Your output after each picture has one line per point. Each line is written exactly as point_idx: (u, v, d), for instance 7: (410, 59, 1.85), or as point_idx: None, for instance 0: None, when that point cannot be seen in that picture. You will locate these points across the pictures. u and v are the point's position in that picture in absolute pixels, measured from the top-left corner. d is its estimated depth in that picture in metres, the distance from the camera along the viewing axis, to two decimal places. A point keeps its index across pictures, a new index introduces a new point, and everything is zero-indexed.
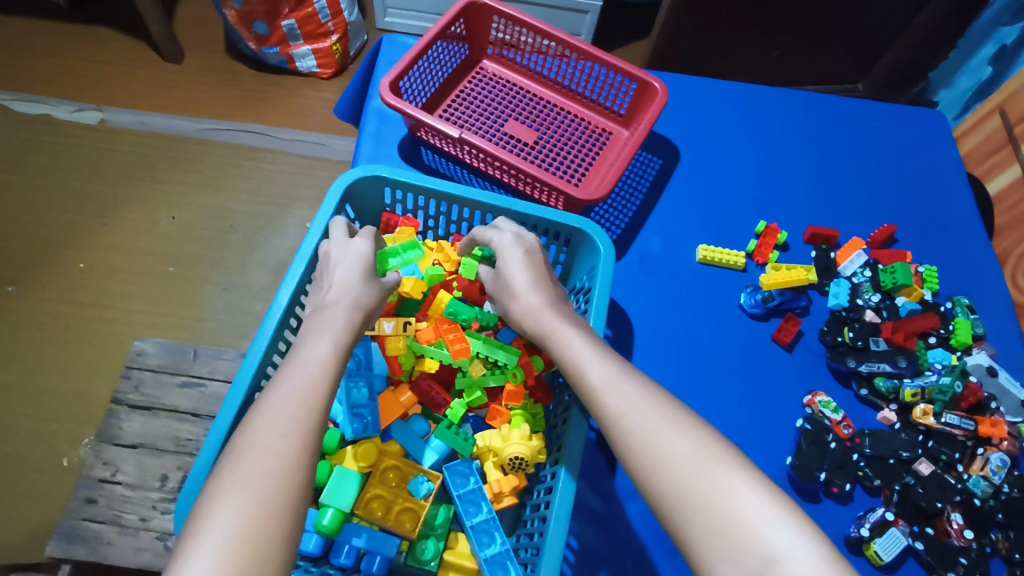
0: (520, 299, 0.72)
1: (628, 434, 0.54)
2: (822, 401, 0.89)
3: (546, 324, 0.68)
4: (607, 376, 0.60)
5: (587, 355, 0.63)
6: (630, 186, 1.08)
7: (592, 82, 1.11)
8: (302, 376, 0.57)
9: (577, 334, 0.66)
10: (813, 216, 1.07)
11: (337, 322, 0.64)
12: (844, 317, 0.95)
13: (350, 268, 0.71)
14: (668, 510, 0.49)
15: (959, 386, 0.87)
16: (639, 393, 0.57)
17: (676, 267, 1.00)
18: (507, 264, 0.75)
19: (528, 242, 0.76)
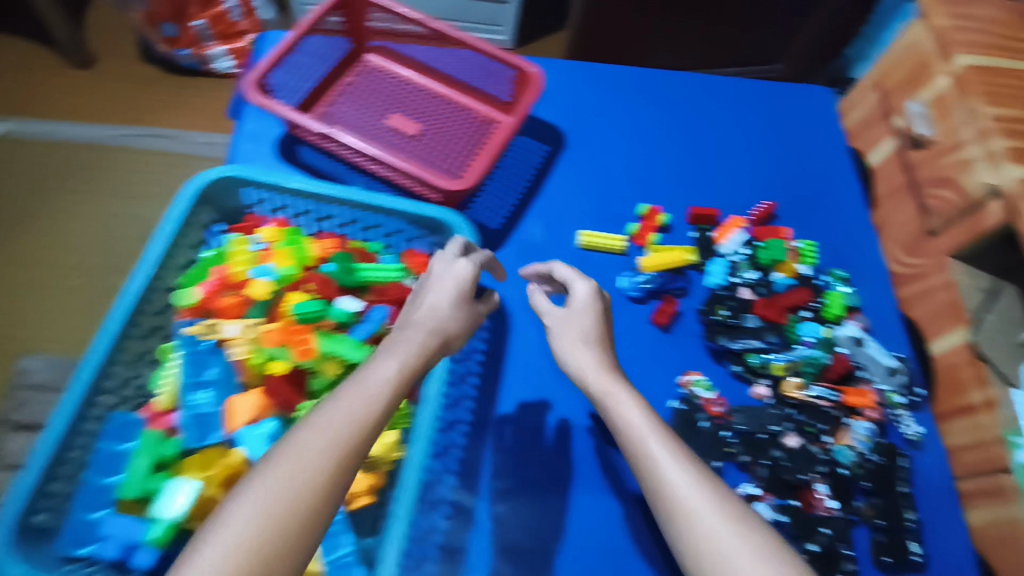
0: (579, 352, 0.75)
1: (707, 497, 0.58)
2: (695, 380, 0.90)
3: (605, 385, 0.71)
4: (668, 452, 0.63)
5: (648, 428, 0.65)
6: (512, 174, 1.06)
7: (475, 71, 1.08)
8: (357, 400, 0.56)
9: (637, 400, 0.69)
10: (696, 198, 1.07)
11: (423, 344, 0.64)
12: (720, 296, 0.96)
13: (452, 291, 0.71)
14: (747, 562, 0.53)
15: (827, 357, 0.89)
16: (695, 463, 0.62)
17: (555, 255, 0.99)
18: (576, 314, 0.79)
19: (598, 294, 0.81)
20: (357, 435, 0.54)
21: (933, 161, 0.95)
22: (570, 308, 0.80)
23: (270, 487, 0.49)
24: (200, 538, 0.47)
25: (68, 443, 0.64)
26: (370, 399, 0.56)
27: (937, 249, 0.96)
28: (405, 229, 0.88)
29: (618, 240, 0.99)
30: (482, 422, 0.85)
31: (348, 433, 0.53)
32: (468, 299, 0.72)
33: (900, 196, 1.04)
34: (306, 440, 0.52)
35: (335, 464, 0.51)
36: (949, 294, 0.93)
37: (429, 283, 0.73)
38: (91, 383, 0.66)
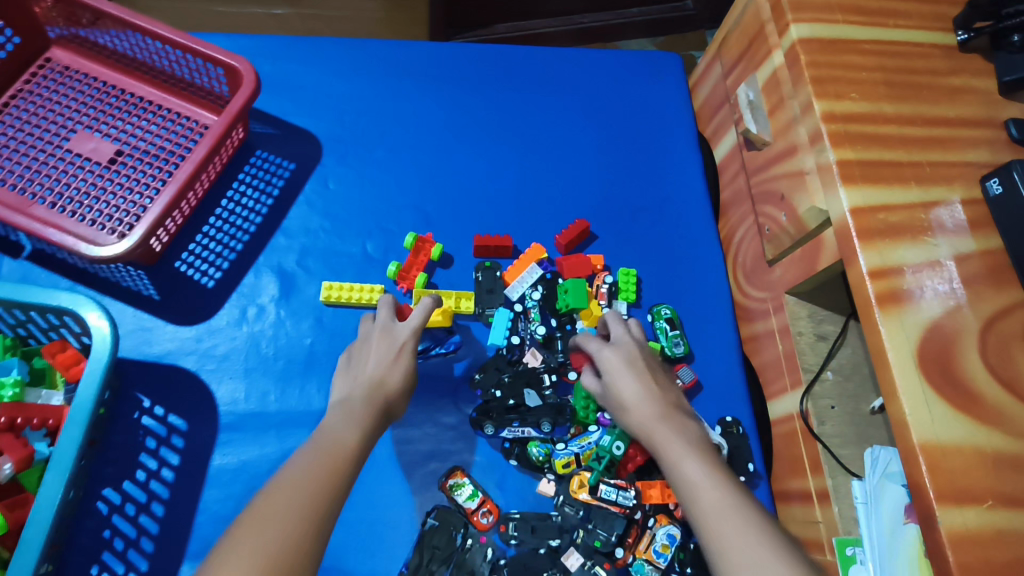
0: (631, 413, 0.61)
1: (748, 530, 0.47)
2: (455, 483, 0.69)
3: (657, 440, 0.58)
4: (723, 502, 0.50)
5: (698, 482, 0.52)
6: (241, 205, 0.81)
7: (182, 68, 0.83)
8: (327, 454, 0.52)
9: (693, 450, 0.56)
10: (489, 220, 0.84)
11: (360, 416, 0.57)
12: (500, 362, 0.74)
13: (386, 358, 0.63)
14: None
15: (620, 448, 0.67)
16: (737, 496, 0.50)
17: (289, 317, 0.77)
18: (613, 375, 0.64)
19: (630, 348, 0.66)
20: (332, 495, 0.49)
21: (770, 167, 0.73)
22: (605, 374, 0.64)
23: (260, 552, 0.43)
24: None
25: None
26: (303, 464, 0.50)
27: (775, 281, 0.75)
28: (31, 317, 0.64)
29: (372, 291, 0.77)
30: (162, 569, 0.64)
31: (320, 501, 0.48)
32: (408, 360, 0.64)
33: (741, 205, 0.82)
34: (275, 506, 0.46)
35: (316, 536, 0.46)
36: (785, 341, 0.73)
37: (367, 348, 0.65)
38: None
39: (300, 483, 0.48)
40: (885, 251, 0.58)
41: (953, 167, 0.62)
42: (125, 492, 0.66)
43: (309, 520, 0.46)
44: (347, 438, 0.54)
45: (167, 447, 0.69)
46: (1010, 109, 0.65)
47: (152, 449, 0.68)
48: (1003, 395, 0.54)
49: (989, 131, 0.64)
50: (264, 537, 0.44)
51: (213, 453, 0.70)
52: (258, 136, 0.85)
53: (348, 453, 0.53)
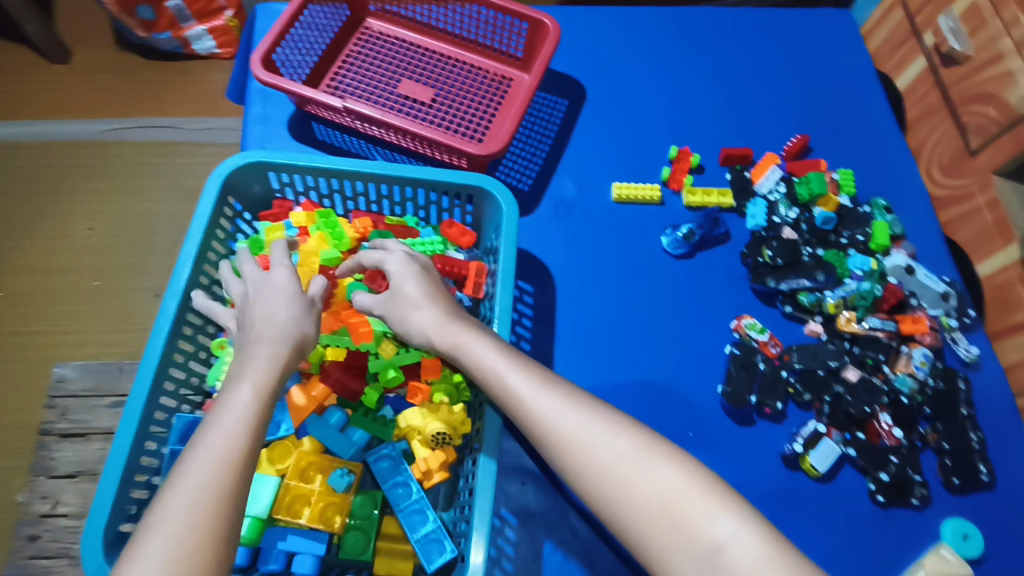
0: (420, 312, 0.68)
1: (619, 452, 0.54)
2: (748, 323, 0.88)
3: (453, 336, 0.65)
4: (530, 390, 0.59)
5: (502, 364, 0.62)
6: (535, 132, 1.03)
7: (483, 27, 1.05)
8: (216, 427, 0.52)
9: (483, 336, 0.65)
10: (728, 136, 1.04)
11: (263, 364, 0.58)
12: (763, 237, 0.94)
13: (270, 299, 0.63)
14: (659, 494, 0.51)
15: (879, 289, 0.88)
16: (610, 435, 0.55)
17: (586, 210, 0.97)
18: (401, 286, 0.70)
19: (417, 259, 0.72)
20: (225, 472, 0.49)
21: (972, 77, 0.94)
22: (392, 287, 0.70)
23: (161, 551, 0.45)
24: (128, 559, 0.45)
25: (138, 446, 0.65)
26: (197, 456, 0.50)
27: (978, 166, 0.94)
28: (437, 199, 0.87)
29: (654, 189, 0.97)
30: None
31: (210, 482, 0.48)
32: (303, 295, 0.64)
33: (935, 116, 1.02)
34: (184, 477, 0.49)
35: (213, 524, 0.46)
36: (995, 212, 0.92)
37: (252, 299, 0.65)
38: (157, 373, 0.67)
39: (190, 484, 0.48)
40: None
41: None
42: None
43: (203, 522, 0.46)
44: (239, 401, 0.54)
45: (523, 302, 0.90)
46: None
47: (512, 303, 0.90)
48: None
49: None
50: (177, 535, 0.45)
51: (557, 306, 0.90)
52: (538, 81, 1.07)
53: (229, 434, 0.51)
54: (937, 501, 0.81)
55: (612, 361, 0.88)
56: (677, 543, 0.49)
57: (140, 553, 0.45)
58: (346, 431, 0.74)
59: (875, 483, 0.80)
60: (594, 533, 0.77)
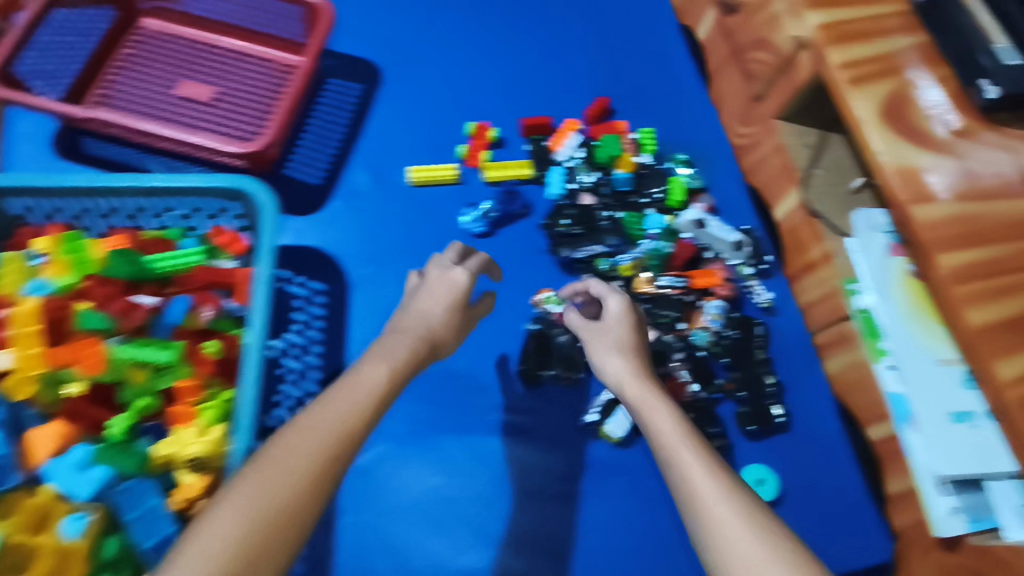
0: (612, 361, 0.70)
1: (697, 459, 0.56)
2: (546, 297, 0.87)
3: (639, 395, 0.65)
4: (698, 464, 0.56)
5: (676, 438, 0.59)
6: (328, 121, 0.98)
7: (259, 14, 0.98)
8: (349, 401, 0.56)
9: (672, 412, 0.63)
10: (527, 107, 1.01)
11: (394, 353, 0.63)
12: (561, 206, 0.92)
13: (442, 295, 0.70)
14: (717, 502, 0.52)
15: (668, 247, 0.88)
16: (703, 448, 0.58)
17: (383, 199, 0.94)
18: (610, 326, 0.73)
19: (634, 310, 0.75)
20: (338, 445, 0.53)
21: (748, 23, 0.93)
22: (603, 322, 0.74)
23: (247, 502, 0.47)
24: (185, 540, 0.46)
25: None
26: (312, 424, 0.53)
27: (764, 113, 0.95)
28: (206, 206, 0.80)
29: (449, 169, 0.94)
30: (332, 388, 0.82)
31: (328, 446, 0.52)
32: (462, 308, 0.70)
33: (728, 66, 1.02)
34: (294, 448, 0.51)
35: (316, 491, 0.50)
36: (781, 156, 0.93)
37: (420, 288, 0.71)
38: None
39: (280, 465, 0.49)
40: (849, 50, 0.77)
41: None
42: (287, 341, 0.83)
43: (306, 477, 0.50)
44: (363, 389, 0.58)
45: (312, 304, 0.85)
46: None
47: (301, 306, 0.85)
48: (954, 138, 0.74)
49: None
50: (267, 488, 0.48)
51: (350, 300, 0.87)
52: (329, 68, 1.01)
53: (334, 428, 0.53)
54: (735, 450, 0.83)
55: None
56: (751, 567, 0.48)
57: (234, 492, 0.48)
58: (88, 468, 0.64)
59: None
60: (390, 532, 0.75)
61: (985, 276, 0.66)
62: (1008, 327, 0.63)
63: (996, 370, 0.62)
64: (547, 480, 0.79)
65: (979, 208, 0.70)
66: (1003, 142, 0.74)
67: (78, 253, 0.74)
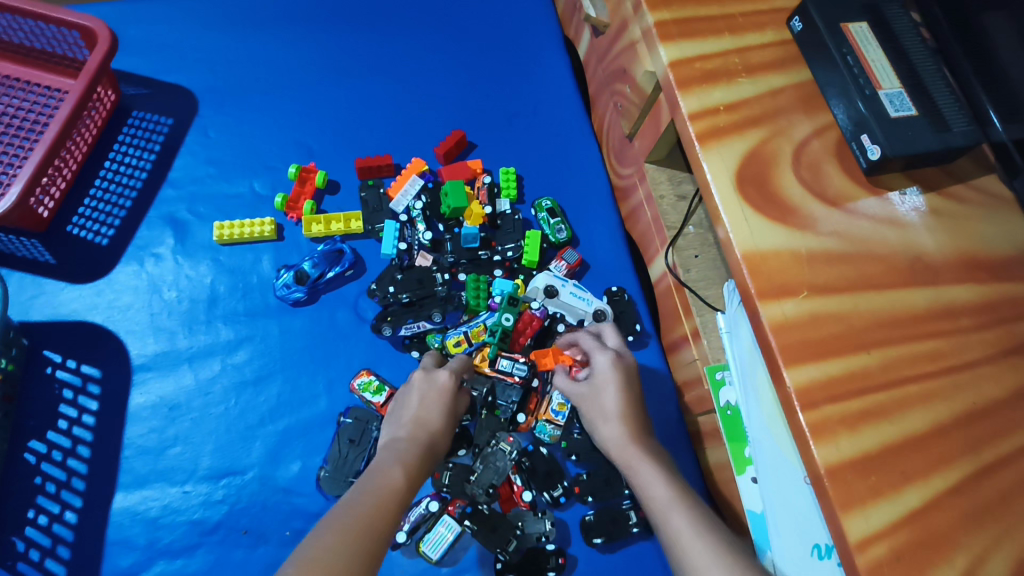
0: (608, 427, 0.62)
1: (691, 522, 0.52)
2: (363, 383, 0.74)
3: (631, 459, 0.59)
4: (693, 529, 0.51)
5: (672, 505, 0.54)
6: (126, 163, 0.83)
7: (36, 37, 0.83)
8: (372, 495, 0.52)
9: (667, 474, 0.57)
10: (368, 143, 0.87)
11: (405, 452, 0.57)
12: (392, 268, 0.79)
13: (428, 396, 0.63)
14: (714, 569, 0.48)
15: (508, 319, 0.73)
16: (704, 512, 0.54)
17: (186, 260, 0.80)
18: (600, 388, 0.64)
19: (626, 362, 0.66)
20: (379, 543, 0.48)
21: (614, 47, 0.78)
22: (590, 383, 0.65)
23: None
24: None
25: None
26: (350, 517, 0.49)
27: (635, 154, 0.80)
28: None
29: (263, 224, 0.79)
30: (98, 502, 0.68)
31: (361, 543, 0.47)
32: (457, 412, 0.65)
33: (604, 93, 0.87)
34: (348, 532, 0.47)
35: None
36: (652, 208, 0.79)
37: (405, 393, 0.65)
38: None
39: (343, 532, 0.47)
40: (703, 95, 0.64)
41: (763, 16, 0.68)
42: (49, 442, 0.70)
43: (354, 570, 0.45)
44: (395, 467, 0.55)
45: (85, 395, 0.72)
46: None
47: (69, 399, 0.72)
48: (825, 210, 0.60)
49: None
50: None
51: (131, 392, 0.73)
52: (132, 98, 0.86)
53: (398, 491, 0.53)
54: (581, 567, 0.70)
55: (203, 452, 0.72)
56: None
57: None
58: None
59: (501, 557, 0.68)
60: None
61: (841, 398, 0.53)
62: (863, 469, 0.51)
63: (845, 528, 0.50)
64: None
65: (843, 304, 0.56)
66: (885, 213, 0.60)
67: None
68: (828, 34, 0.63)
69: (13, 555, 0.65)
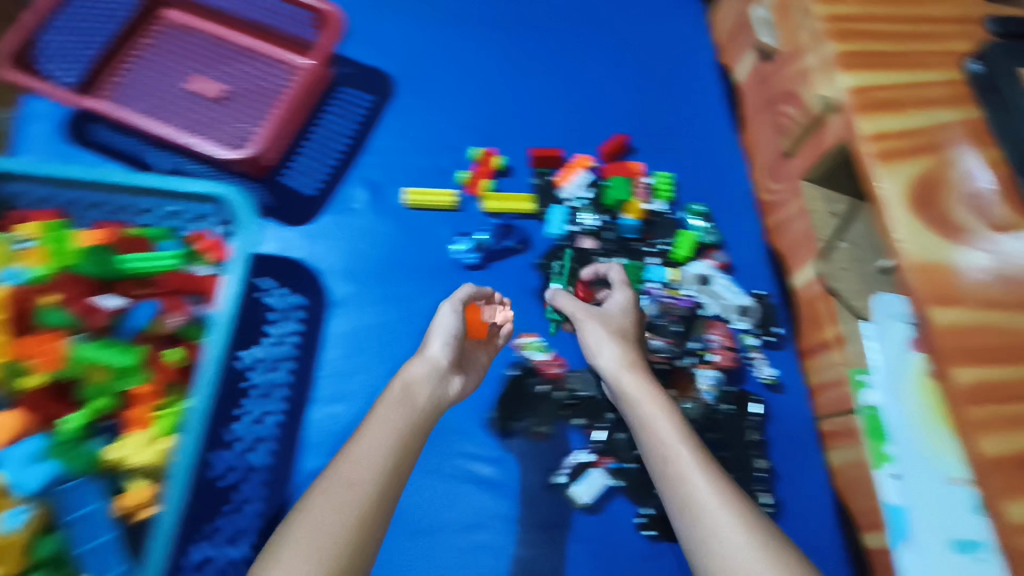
0: (604, 355, 0.69)
1: (695, 456, 0.58)
2: (530, 342, 0.83)
3: (627, 393, 0.65)
4: (699, 459, 0.58)
5: (681, 436, 0.60)
6: (333, 133, 0.95)
7: (279, 18, 0.98)
8: (386, 446, 0.55)
9: (672, 411, 0.63)
10: (541, 136, 0.97)
11: (415, 395, 0.60)
12: (559, 248, 0.88)
13: (445, 333, 0.66)
14: (704, 509, 0.54)
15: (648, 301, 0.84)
16: (701, 450, 0.59)
17: (378, 217, 0.91)
18: (612, 314, 0.74)
19: (636, 311, 0.75)
20: (387, 495, 0.53)
21: (780, 74, 0.86)
22: (604, 310, 0.74)
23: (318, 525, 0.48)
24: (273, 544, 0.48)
25: None
26: (348, 472, 0.52)
27: (792, 171, 0.87)
28: (207, 214, 0.80)
29: (448, 195, 0.90)
30: (297, 409, 0.79)
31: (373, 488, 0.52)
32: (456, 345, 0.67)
33: (761, 114, 0.95)
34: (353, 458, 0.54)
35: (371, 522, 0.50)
36: (804, 221, 0.85)
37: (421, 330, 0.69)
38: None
39: (350, 486, 0.51)
40: (880, 120, 0.71)
41: (938, 56, 0.75)
42: (254, 353, 0.79)
43: (360, 511, 0.50)
44: (392, 423, 0.57)
45: (290, 320, 0.83)
46: (983, 8, 0.77)
47: (276, 319, 0.82)
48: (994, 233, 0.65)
49: (971, 25, 0.76)
50: (317, 534, 0.48)
51: (327, 323, 0.84)
52: (341, 76, 0.99)
53: (384, 459, 0.54)
54: None
55: (383, 383, 0.81)
56: None
57: (307, 517, 0.49)
58: (37, 463, 0.63)
59: (645, 512, 0.76)
60: None
61: (1001, 402, 0.58)
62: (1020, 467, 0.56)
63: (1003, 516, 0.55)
64: (506, 540, 0.73)
65: (1008, 319, 0.62)
66: None
67: (59, 239, 0.74)
68: (1006, 77, 0.69)
69: (222, 442, 0.75)
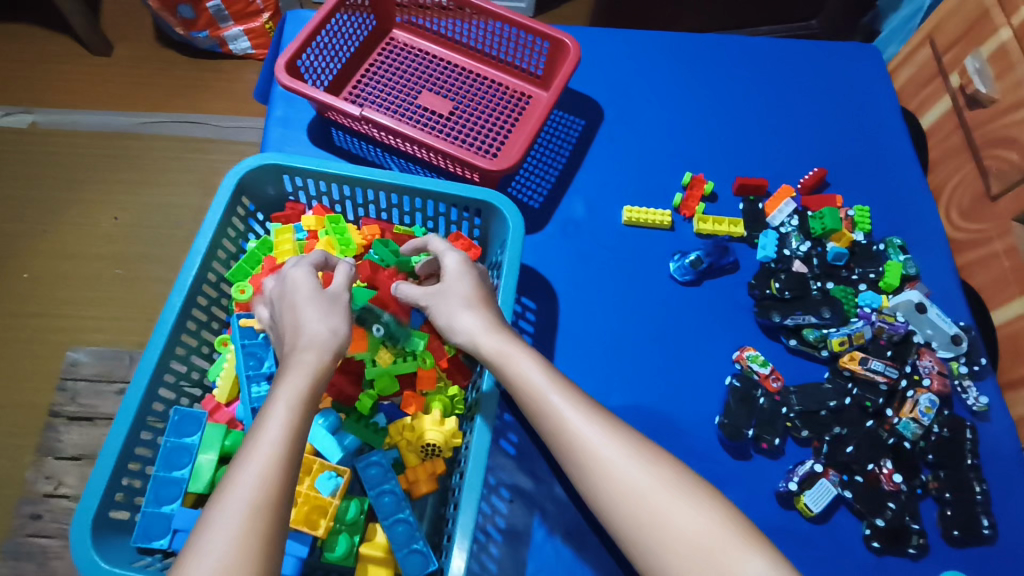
0: (465, 314, 0.69)
1: (564, 409, 0.61)
2: (750, 355, 0.87)
3: (497, 344, 0.67)
4: (583, 424, 0.60)
5: (543, 390, 0.63)
6: (550, 150, 1.04)
7: (505, 43, 1.07)
8: (262, 444, 0.52)
9: (531, 360, 0.66)
10: (743, 167, 1.03)
11: (293, 376, 0.58)
12: (772, 270, 0.93)
13: (311, 299, 0.64)
14: (612, 475, 0.57)
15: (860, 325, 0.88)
16: (549, 416, 0.61)
17: (596, 231, 0.97)
18: (451, 282, 0.72)
19: (473, 265, 0.75)
20: (281, 490, 0.50)
21: (995, 120, 0.92)
22: (442, 280, 0.73)
23: (232, 518, 0.47)
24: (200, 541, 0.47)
25: (122, 468, 0.63)
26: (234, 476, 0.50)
27: (998, 212, 0.92)
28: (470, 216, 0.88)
29: (664, 215, 0.96)
30: None
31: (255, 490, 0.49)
32: (340, 309, 0.65)
33: (956, 157, 1.00)
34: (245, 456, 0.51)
35: (268, 518, 0.48)
36: (1013, 259, 0.89)
37: (280, 299, 0.67)
38: (158, 364, 0.68)
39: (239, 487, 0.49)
40: None
41: None
42: None
43: (253, 503, 0.48)
44: (273, 422, 0.54)
45: (525, 319, 0.90)
46: None
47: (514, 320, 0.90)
48: None
49: None
50: (217, 541, 0.46)
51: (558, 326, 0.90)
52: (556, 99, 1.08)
53: (266, 447, 0.52)
54: (935, 552, 0.80)
55: (613, 384, 0.87)
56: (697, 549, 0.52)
57: (218, 515, 0.48)
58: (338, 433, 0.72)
59: (871, 525, 0.79)
60: (576, 556, 0.76)
61: None
62: None
63: None
64: None
65: None
66: None
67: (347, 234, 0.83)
68: None
69: None
